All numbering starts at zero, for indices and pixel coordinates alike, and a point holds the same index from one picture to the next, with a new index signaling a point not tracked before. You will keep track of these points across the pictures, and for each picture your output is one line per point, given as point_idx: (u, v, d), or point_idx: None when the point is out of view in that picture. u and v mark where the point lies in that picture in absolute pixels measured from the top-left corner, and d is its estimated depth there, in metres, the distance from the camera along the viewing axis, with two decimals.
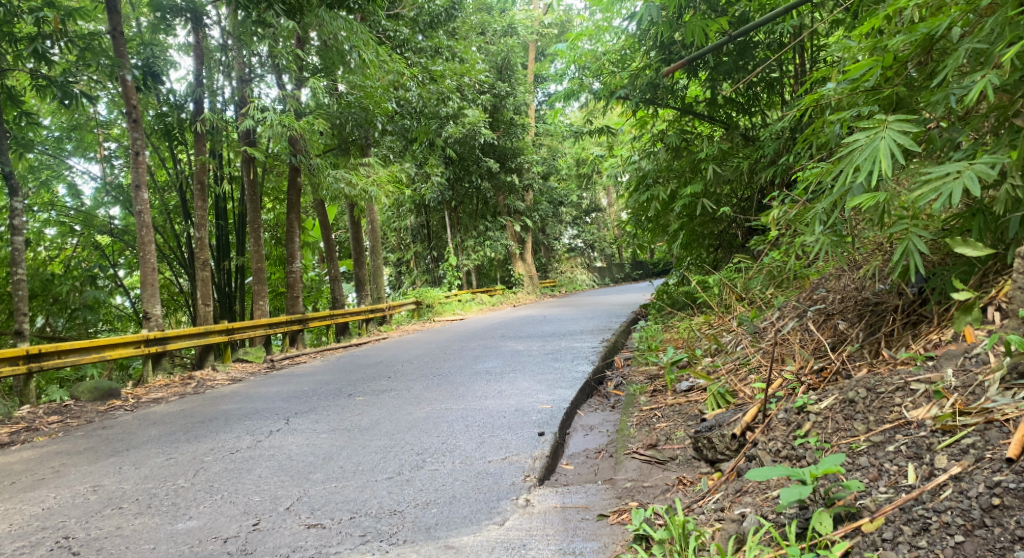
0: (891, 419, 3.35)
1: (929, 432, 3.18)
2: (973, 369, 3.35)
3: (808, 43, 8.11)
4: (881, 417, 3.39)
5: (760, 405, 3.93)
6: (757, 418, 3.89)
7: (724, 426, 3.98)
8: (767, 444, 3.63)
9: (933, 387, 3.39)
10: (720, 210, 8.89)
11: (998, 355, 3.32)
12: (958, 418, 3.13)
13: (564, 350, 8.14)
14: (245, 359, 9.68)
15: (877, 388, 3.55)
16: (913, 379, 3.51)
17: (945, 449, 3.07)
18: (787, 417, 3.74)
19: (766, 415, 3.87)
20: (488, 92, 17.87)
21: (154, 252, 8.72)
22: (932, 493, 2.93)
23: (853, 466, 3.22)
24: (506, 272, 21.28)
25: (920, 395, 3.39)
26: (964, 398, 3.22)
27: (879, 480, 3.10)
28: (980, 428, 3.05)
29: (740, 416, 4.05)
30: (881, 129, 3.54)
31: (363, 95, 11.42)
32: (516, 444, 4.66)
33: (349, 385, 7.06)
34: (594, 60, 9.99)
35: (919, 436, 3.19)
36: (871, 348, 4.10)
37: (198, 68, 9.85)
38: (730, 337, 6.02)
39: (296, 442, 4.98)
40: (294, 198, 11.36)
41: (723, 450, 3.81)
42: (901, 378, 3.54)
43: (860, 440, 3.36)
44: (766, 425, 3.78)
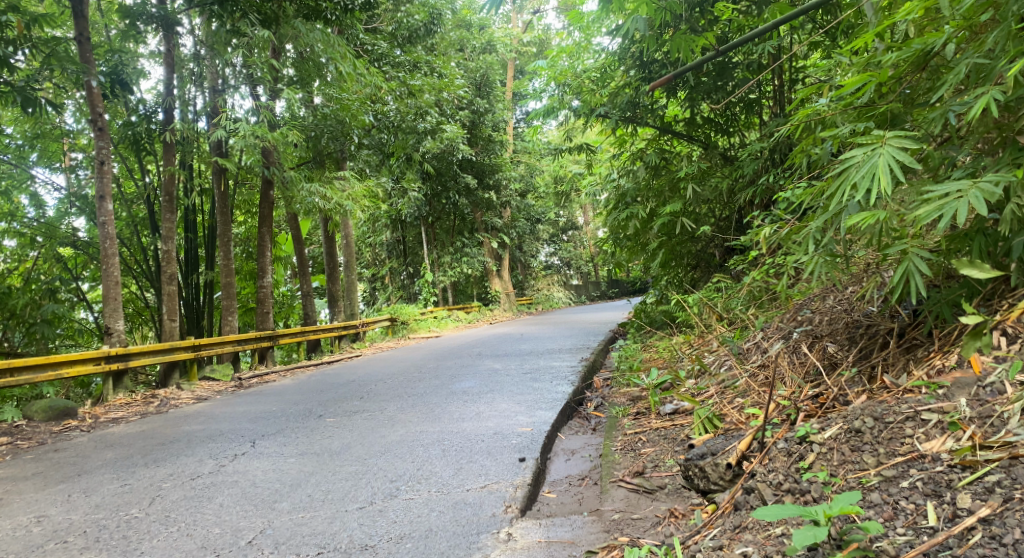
0: (903, 452, 3.23)
1: (948, 467, 3.07)
2: (989, 400, 3.25)
3: (787, 65, 8.06)
4: (891, 449, 3.26)
5: (755, 433, 3.76)
6: (752, 446, 3.73)
7: (718, 454, 3.81)
8: (766, 476, 3.46)
9: (946, 417, 3.28)
10: (700, 230, 8.77)
11: (1015, 386, 3.23)
12: (979, 453, 3.03)
13: (542, 370, 7.93)
14: (212, 377, 9.34)
15: (885, 417, 3.43)
16: (923, 408, 3.38)
17: (967, 487, 2.96)
18: (788, 447, 3.59)
19: (762, 444, 3.71)
20: (466, 108, 17.74)
21: (117, 265, 8.40)
22: (959, 538, 2.80)
23: (867, 503, 3.10)
24: (483, 288, 21.07)
25: (932, 426, 3.27)
26: (983, 431, 3.12)
27: (896, 519, 2.97)
28: (1005, 465, 2.95)
29: (734, 444, 3.88)
30: (878, 145, 3.41)
31: (340, 107, 11.21)
32: (496, 470, 4.44)
33: (320, 405, 6.79)
34: (573, 77, 9.82)
35: (936, 472, 3.08)
36: (868, 374, 3.97)
37: (169, 77, 9.58)
38: (713, 359, 5.88)
39: (261, 467, 4.70)
40: (267, 211, 11.09)
41: (717, 481, 3.65)
42: (910, 407, 3.41)
43: (871, 475, 3.23)
44: (764, 455, 3.61)
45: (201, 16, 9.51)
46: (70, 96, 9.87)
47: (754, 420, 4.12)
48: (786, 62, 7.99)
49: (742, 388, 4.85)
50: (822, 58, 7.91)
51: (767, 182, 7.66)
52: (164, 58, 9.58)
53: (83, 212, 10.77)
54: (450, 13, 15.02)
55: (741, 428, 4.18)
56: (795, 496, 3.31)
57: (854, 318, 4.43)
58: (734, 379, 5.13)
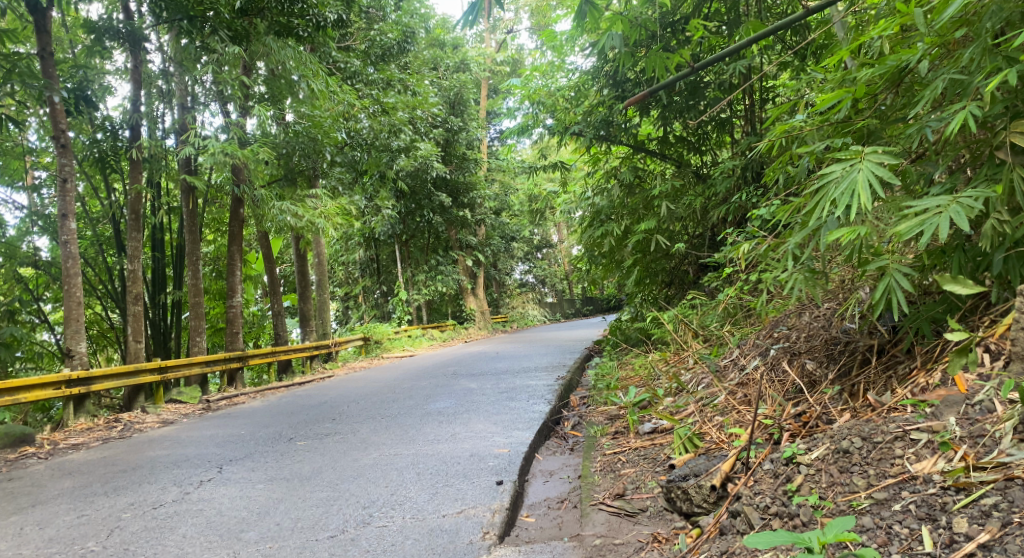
0: (894, 474, 3.18)
1: (941, 489, 3.02)
2: (978, 418, 3.21)
3: (757, 84, 8.13)
4: (881, 471, 3.22)
5: (738, 454, 3.71)
6: (736, 468, 3.68)
7: (701, 475, 3.75)
8: (753, 499, 3.41)
9: (936, 437, 3.24)
10: (674, 247, 8.75)
11: (1004, 404, 3.19)
12: (973, 474, 2.99)
13: (518, 389, 7.80)
14: (179, 400, 9.07)
15: (873, 438, 3.38)
16: (911, 427, 3.33)
17: (963, 510, 2.91)
18: (774, 468, 3.55)
19: (747, 465, 3.66)
20: (440, 126, 17.68)
21: (80, 285, 8.16)
22: None
23: (858, 527, 3.04)
24: (457, 306, 20.90)
25: (923, 447, 3.23)
26: (975, 452, 3.07)
27: (890, 545, 2.93)
28: (1000, 487, 2.90)
29: (716, 464, 3.82)
30: (856, 161, 3.37)
31: (312, 124, 11.07)
32: (473, 494, 4.31)
33: (290, 428, 6.61)
34: (548, 96, 9.77)
35: (929, 494, 3.03)
36: (850, 392, 3.93)
37: (136, 93, 9.36)
38: (691, 377, 5.82)
39: (227, 494, 4.53)
40: (237, 230, 10.88)
41: (700, 503, 3.60)
42: (898, 426, 3.37)
43: (861, 497, 3.18)
44: (749, 476, 3.56)
45: (169, 32, 9.35)
46: (33, 113, 9.62)
47: (736, 440, 4.06)
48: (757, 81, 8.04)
49: (722, 406, 4.79)
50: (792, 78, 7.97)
51: (740, 200, 7.69)
52: (130, 75, 9.38)
53: (46, 232, 10.47)
54: (424, 32, 14.99)
55: (724, 448, 4.13)
56: (783, 519, 3.26)
57: (834, 334, 4.41)
58: (713, 397, 5.08)
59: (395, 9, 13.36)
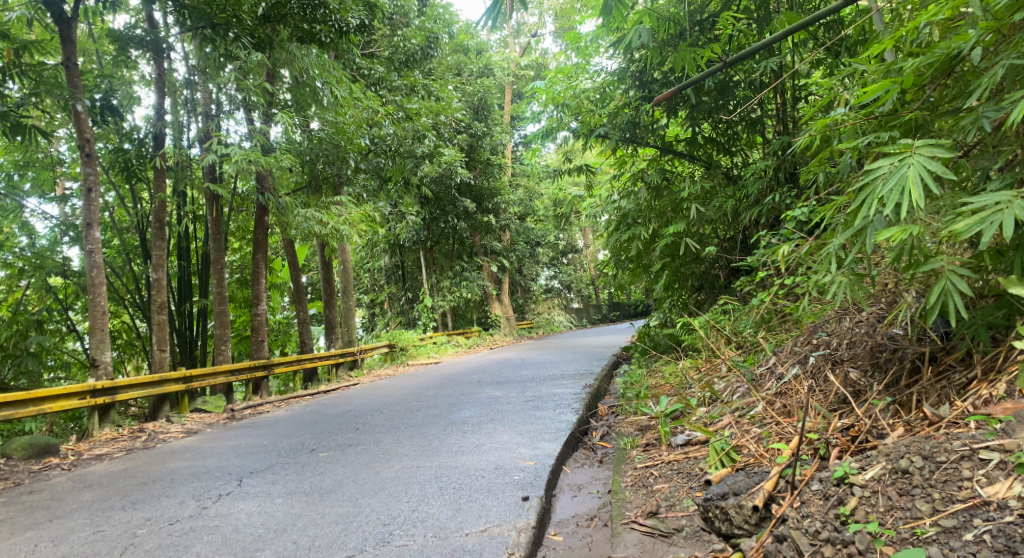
0: (963, 498, 3.07)
1: (1018, 518, 2.93)
2: None
3: (789, 83, 7.85)
4: (948, 495, 3.11)
5: (780, 470, 3.56)
6: (779, 485, 3.53)
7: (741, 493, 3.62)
8: (800, 522, 3.30)
9: (1009, 457, 3.10)
10: (704, 250, 8.49)
11: None
12: None
13: (545, 397, 7.59)
14: (203, 409, 9.00)
15: (936, 457, 3.24)
16: (979, 445, 3.20)
17: None
18: (823, 489, 3.40)
19: (792, 484, 3.50)
20: (464, 132, 17.53)
21: (105, 295, 8.10)
22: None
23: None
24: (482, 313, 20.74)
25: (994, 467, 3.11)
26: None
27: None
28: None
29: (757, 481, 3.66)
30: (905, 155, 3.14)
31: (336, 131, 10.95)
32: (498, 512, 4.13)
33: (313, 438, 6.49)
34: (573, 98, 9.55)
35: (1005, 523, 2.94)
36: (903, 404, 3.75)
37: (160, 102, 9.31)
38: (725, 386, 5.60)
39: (245, 509, 4.40)
40: (262, 237, 10.81)
41: (740, 524, 3.47)
42: (964, 444, 3.23)
43: (925, 524, 3.09)
44: (796, 497, 3.42)
45: (193, 40, 9.30)
46: (59, 123, 9.63)
47: (778, 455, 3.87)
48: (788, 79, 7.75)
49: (761, 419, 4.58)
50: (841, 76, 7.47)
51: (772, 200, 7.43)
52: (154, 83, 9.33)
53: (75, 241, 10.49)
54: (447, 37, 14.85)
55: (766, 463, 3.94)
56: (835, 545, 3.16)
57: (879, 341, 4.20)
58: (749, 408, 4.89)
59: (418, 14, 13.24)
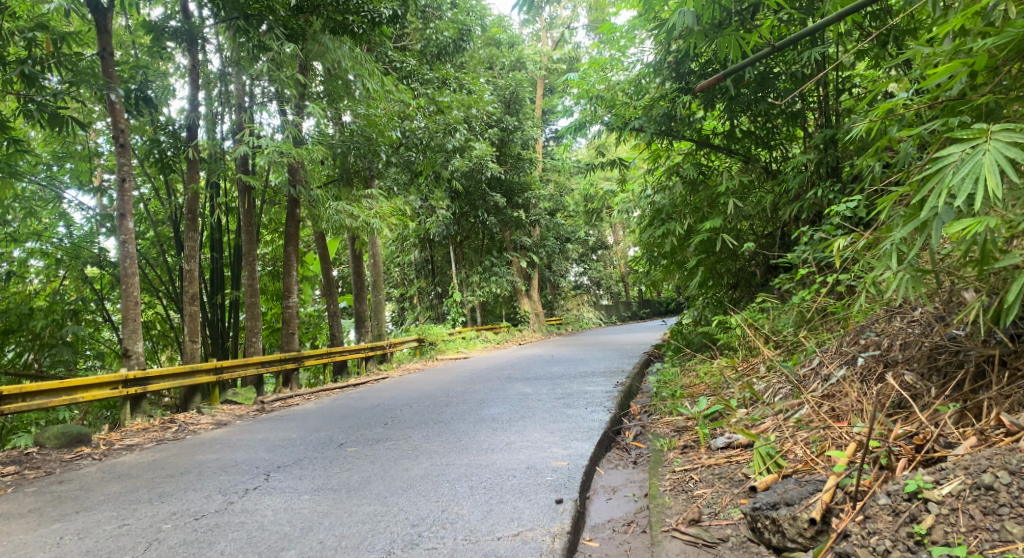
0: None
1: None
2: None
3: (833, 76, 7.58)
4: None
5: (836, 480, 3.39)
6: (836, 497, 3.35)
7: (792, 503, 3.44)
8: (866, 539, 3.13)
9: None
10: (741, 247, 8.16)
11: None
12: None
13: (576, 395, 7.41)
14: (234, 401, 8.96)
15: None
16: None
17: None
18: (891, 503, 3.21)
19: (853, 497, 3.32)
20: (495, 126, 17.37)
21: (138, 285, 8.04)
22: None
23: None
24: (512, 308, 20.55)
25: None
26: None
27: None
28: None
29: (810, 491, 3.49)
30: (978, 141, 2.94)
31: (367, 123, 10.76)
32: (531, 515, 3.97)
33: (342, 433, 6.37)
34: (607, 90, 9.34)
35: None
36: (972, 414, 3.61)
37: (194, 93, 9.23)
38: (767, 387, 5.38)
39: (272, 506, 4.29)
40: (293, 230, 10.75)
41: (793, 538, 3.31)
42: None
43: (1016, 547, 2.91)
44: (858, 510, 3.25)
45: (226, 31, 9.24)
46: (96, 115, 9.64)
47: (830, 464, 3.70)
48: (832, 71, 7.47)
49: (808, 423, 4.39)
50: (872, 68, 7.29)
51: (814, 196, 7.18)
52: (188, 75, 9.29)
53: (111, 232, 10.54)
54: (479, 30, 14.68)
55: (818, 471, 3.76)
56: None
57: (939, 342, 4.02)
58: (792, 410, 4.72)
59: (451, 6, 13.06)
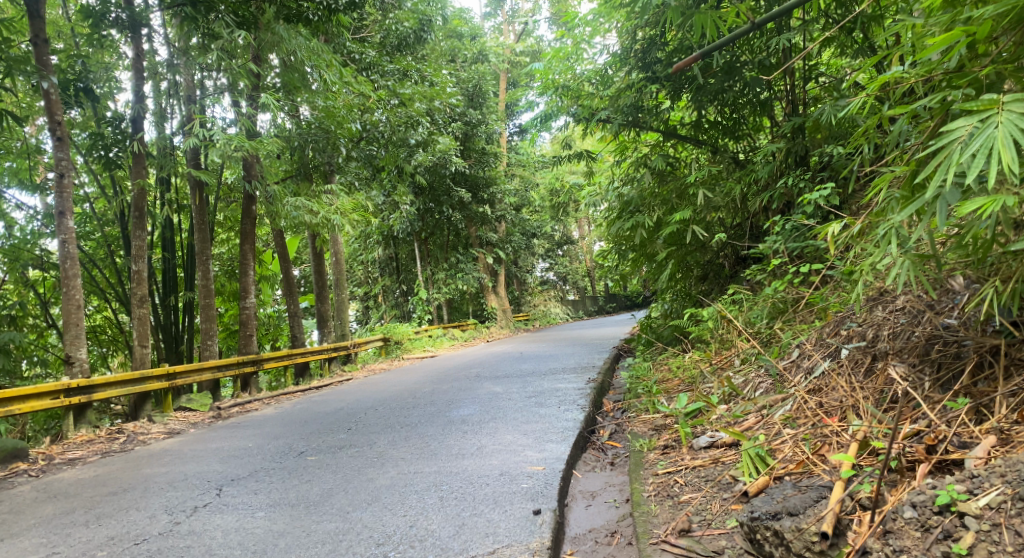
0: None
1: None
2: None
3: (799, 64, 7.38)
4: None
5: (841, 487, 3.17)
6: (841, 505, 3.12)
7: (793, 513, 3.20)
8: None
9: None
10: (711, 238, 7.89)
11: None
12: None
13: (548, 393, 7.11)
14: (188, 407, 8.47)
15: None
16: None
17: None
18: (918, 517, 2.97)
19: (874, 508, 3.09)
20: (459, 120, 16.94)
21: (80, 288, 7.49)
22: None
23: None
24: (478, 305, 20.19)
25: None
26: None
27: None
28: None
29: (810, 499, 3.26)
30: (988, 113, 2.73)
31: (325, 116, 10.26)
32: (507, 528, 3.67)
33: (301, 441, 5.98)
34: (572, 81, 8.95)
35: None
36: (980, 408, 3.42)
37: (139, 86, 8.56)
38: (746, 381, 5.15)
39: (222, 525, 3.91)
40: (248, 227, 10.25)
41: (799, 551, 3.07)
42: None
43: None
44: (875, 525, 3.02)
45: (173, 18, 8.55)
46: (34, 108, 9.03)
47: (831, 468, 3.46)
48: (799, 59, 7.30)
49: (795, 420, 4.15)
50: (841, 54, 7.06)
51: (785, 184, 6.93)
52: (131, 65, 8.66)
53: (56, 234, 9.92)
54: (440, 21, 14.23)
55: (815, 473, 3.53)
56: None
57: (937, 332, 3.83)
58: (776, 405, 4.48)
59: None
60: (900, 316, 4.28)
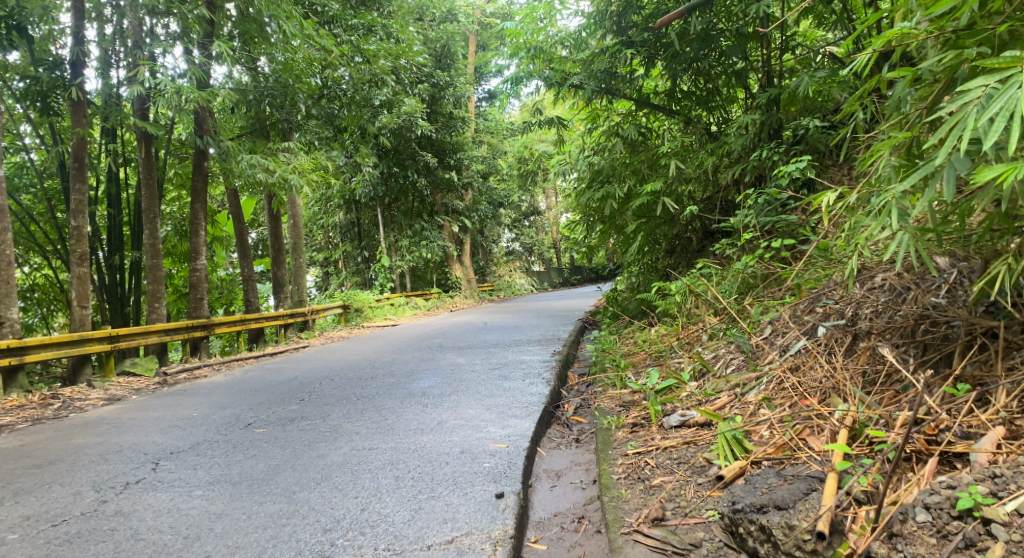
0: None
1: None
2: None
3: (776, 34, 7.10)
4: None
5: (838, 481, 2.96)
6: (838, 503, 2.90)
7: (780, 507, 2.98)
8: None
9: None
10: (682, 212, 7.62)
11: None
12: None
13: (512, 366, 6.85)
14: (131, 373, 8.00)
15: None
16: None
17: None
18: (933, 521, 2.77)
19: (878, 507, 2.88)
20: (425, 81, 16.38)
21: (10, 243, 6.97)
22: None
23: None
24: (442, 274, 19.84)
25: None
26: None
27: None
28: None
29: (797, 490, 3.04)
30: (1011, 72, 2.51)
31: (283, 69, 9.70)
32: (466, 513, 3.41)
33: (249, 412, 5.62)
34: (544, 43, 8.41)
35: None
36: (983, 396, 3.22)
37: (80, 26, 7.88)
38: (717, 358, 4.93)
39: (154, 506, 3.59)
40: (200, 184, 9.71)
41: (789, 550, 2.86)
42: None
43: None
44: (878, 525, 2.81)
45: None
46: None
47: (820, 457, 3.25)
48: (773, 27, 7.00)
49: (772, 400, 3.95)
50: (822, 24, 6.72)
51: (758, 157, 6.62)
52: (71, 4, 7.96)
53: None
54: None
55: (800, 461, 3.31)
56: None
57: (926, 312, 3.62)
58: (750, 384, 4.26)
59: None
60: (879, 294, 4.13)
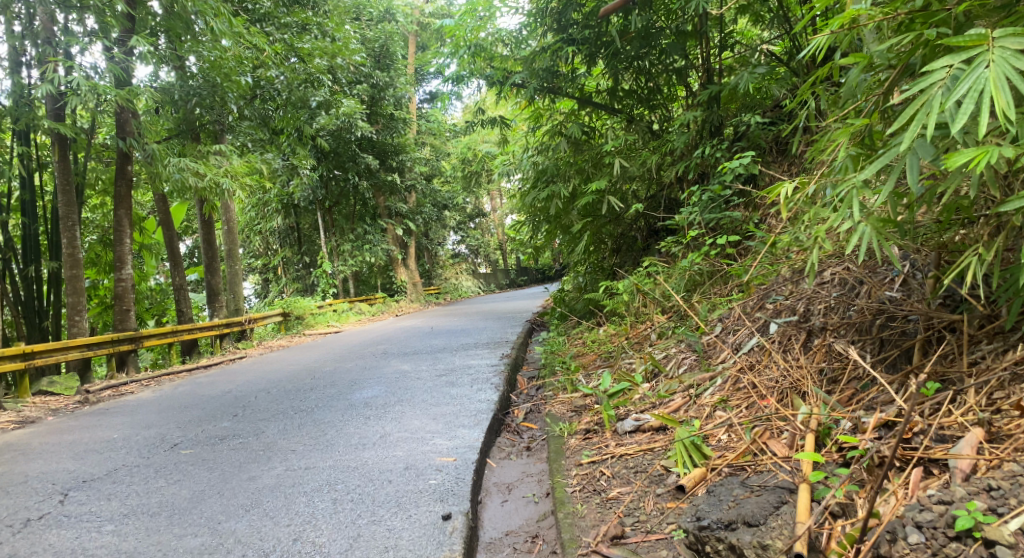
0: None
1: None
2: None
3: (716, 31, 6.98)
4: None
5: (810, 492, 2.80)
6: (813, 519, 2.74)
7: (749, 523, 2.82)
8: None
9: None
10: (627, 210, 7.46)
11: None
12: None
13: (459, 372, 6.58)
14: (50, 392, 7.46)
15: None
16: None
17: None
18: (928, 542, 2.58)
19: (858, 520, 2.71)
20: (364, 81, 15.98)
21: None
22: None
23: None
24: (387, 278, 19.43)
25: None
26: None
27: None
28: None
29: (767, 506, 2.88)
30: (976, 51, 2.42)
31: (210, 67, 9.21)
32: (411, 539, 3.15)
33: (175, 431, 5.23)
34: (487, 40, 8.10)
35: None
36: (952, 395, 3.10)
37: None
38: (668, 358, 4.76)
39: (57, 546, 3.24)
40: (124, 190, 9.13)
41: None
42: None
43: None
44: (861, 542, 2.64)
45: None
46: None
47: (786, 464, 3.09)
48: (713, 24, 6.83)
49: (728, 401, 3.79)
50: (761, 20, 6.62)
51: (701, 154, 6.47)
52: None
53: None
54: None
55: (764, 468, 3.15)
56: None
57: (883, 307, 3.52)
58: (705, 385, 4.10)
59: None
60: (830, 289, 4.04)
